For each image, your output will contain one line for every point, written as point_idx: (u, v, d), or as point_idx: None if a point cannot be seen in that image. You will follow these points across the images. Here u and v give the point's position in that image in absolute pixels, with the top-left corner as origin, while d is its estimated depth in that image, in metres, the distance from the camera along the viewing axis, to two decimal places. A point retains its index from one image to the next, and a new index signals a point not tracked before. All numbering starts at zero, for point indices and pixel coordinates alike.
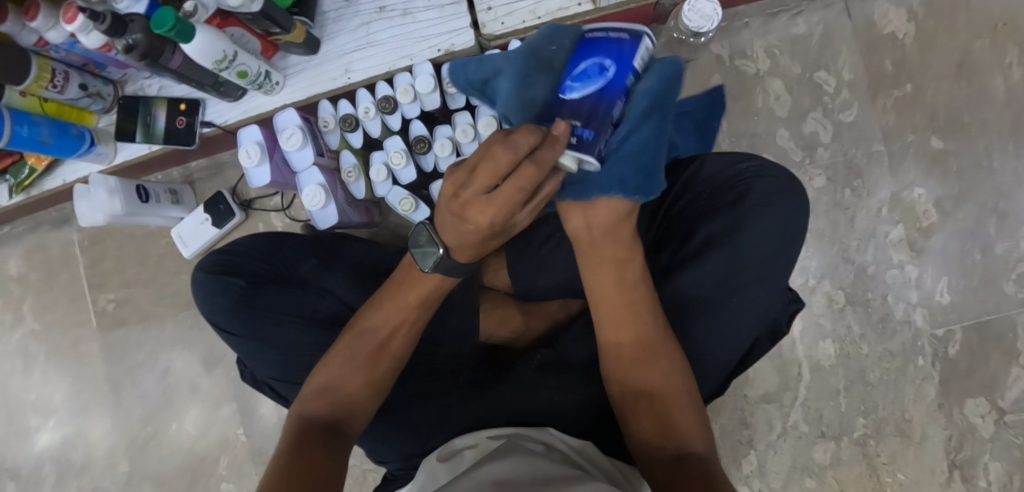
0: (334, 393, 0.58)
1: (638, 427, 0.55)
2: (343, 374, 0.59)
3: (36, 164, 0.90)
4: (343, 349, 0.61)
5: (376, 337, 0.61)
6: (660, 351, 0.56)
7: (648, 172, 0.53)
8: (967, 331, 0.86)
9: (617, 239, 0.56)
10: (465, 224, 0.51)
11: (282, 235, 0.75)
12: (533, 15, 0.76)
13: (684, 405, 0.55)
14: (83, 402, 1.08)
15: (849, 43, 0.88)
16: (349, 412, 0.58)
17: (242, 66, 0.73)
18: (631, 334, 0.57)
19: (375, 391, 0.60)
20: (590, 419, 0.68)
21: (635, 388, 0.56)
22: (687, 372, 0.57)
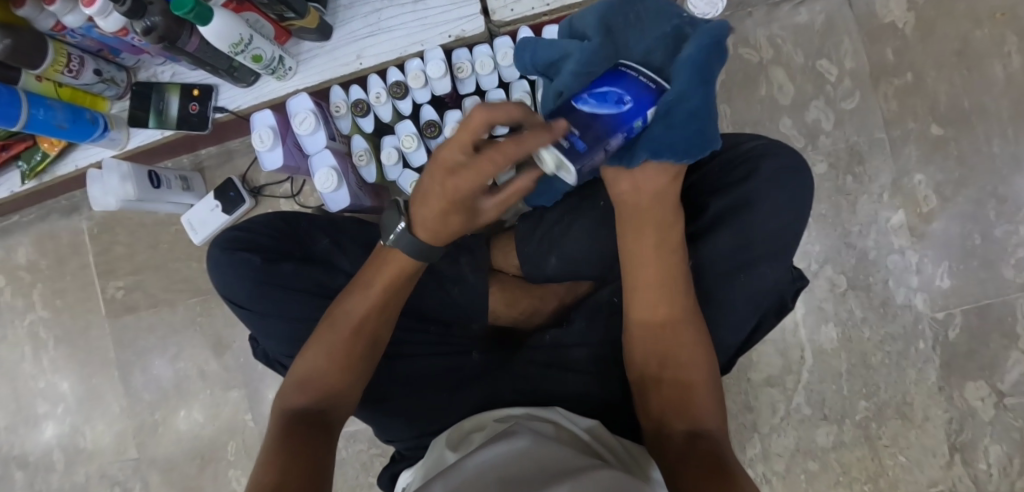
0: (312, 383, 0.56)
1: (655, 400, 0.55)
2: (319, 361, 0.57)
3: (49, 149, 0.91)
4: (320, 336, 0.59)
5: (347, 321, 0.59)
6: (687, 324, 0.57)
7: (697, 140, 0.53)
8: (967, 314, 0.88)
9: (664, 203, 0.57)
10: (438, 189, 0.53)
11: (293, 215, 0.78)
12: (542, 2, 0.77)
13: (703, 381, 0.55)
14: (93, 387, 1.11)
15: (851, 32, 0.90)
16: (331, 401, 0.56)
17: (257, 50, 0.74)
18: (661, 304, 0.57)
19: (353, 377, 0.58)
20: (601, 398, 0.69)
21: (657, 361, 0.57)
22: (709, 349, 0.57)
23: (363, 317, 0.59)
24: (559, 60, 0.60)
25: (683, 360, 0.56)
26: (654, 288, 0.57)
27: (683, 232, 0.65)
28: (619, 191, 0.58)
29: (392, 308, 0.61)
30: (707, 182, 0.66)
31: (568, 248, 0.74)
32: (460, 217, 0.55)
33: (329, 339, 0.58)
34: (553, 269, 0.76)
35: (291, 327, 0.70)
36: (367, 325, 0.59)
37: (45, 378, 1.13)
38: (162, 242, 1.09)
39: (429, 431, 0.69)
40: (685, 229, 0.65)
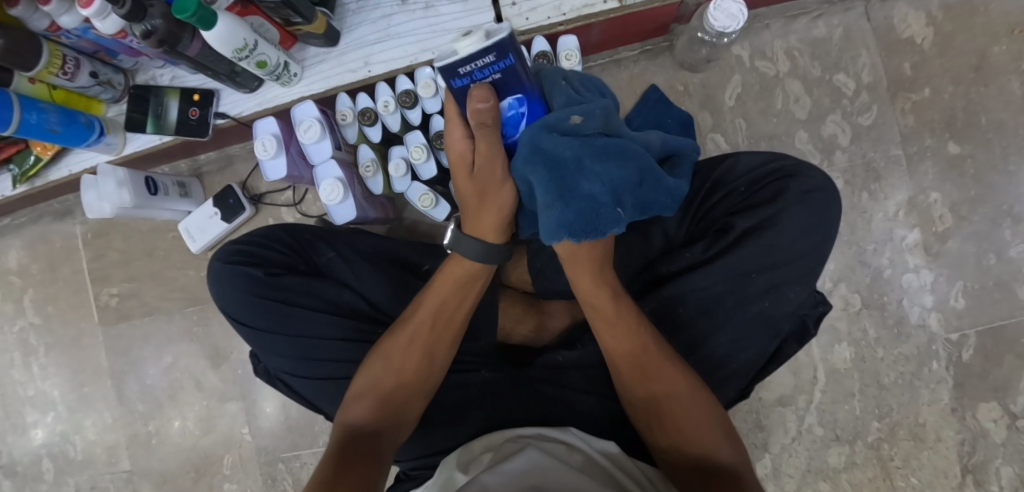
0: (371, 399, 0.57)
1: (659, 442, 0.55)
2: (379, 376, 0.58)
3: (41, 152, 0.88)
4: (380, 352, 0.60)
5: (405, 339, 0.59)
6: (662, 359, 0.56)
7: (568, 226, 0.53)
8: (981, 335, 0.86)
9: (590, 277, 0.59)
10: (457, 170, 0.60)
11: (297, 227, 0.75)
12: (558, 12, 0.75)
13: (694, 403, 0.55)
14: (84, 396, 1.08)
15: (868, 46, 0.88)
16: (387, 418, 0.57)
17: (262, 56, 0.71)
18: (625, 347, 0.57)
19: (414, 391, 0.59)
20: (613, 414, 0.67)
21: (647, 396, 0.56)
22: (693, 382, 0.56)
23: (422, 337, 0.60)
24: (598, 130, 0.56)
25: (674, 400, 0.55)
26: (620, 331, 0.57)
27: (704, 252, 0.61)
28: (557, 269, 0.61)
29: (453, 325, 0.61)
30: (729, 200, 0.64)
31: None
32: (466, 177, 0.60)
33: (391, 351, 0.59)
34: (567, 284, 0.74)
35: (294, 345, 0.67)
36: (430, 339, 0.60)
37: (36, 386, 1.10)
38: (158, 249, 1.05)
39: (434, 450, 0.68)
40: (707, 248, 0.61)
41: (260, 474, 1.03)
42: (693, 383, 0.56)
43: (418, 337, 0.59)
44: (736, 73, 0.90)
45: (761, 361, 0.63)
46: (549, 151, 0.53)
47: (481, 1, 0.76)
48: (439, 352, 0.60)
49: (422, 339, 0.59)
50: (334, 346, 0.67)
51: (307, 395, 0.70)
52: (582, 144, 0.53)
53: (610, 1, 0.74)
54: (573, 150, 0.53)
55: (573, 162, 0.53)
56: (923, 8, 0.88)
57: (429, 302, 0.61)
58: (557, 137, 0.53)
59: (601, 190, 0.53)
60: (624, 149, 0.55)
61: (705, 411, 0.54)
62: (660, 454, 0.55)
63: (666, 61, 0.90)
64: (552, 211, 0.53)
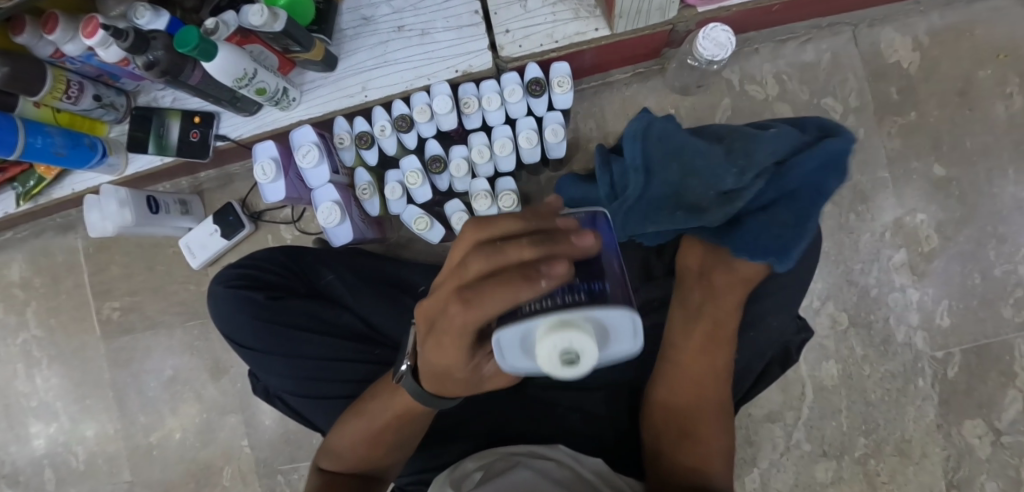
0: (343, 458, 0.60)
1: (672, 455, 0.56)
2: (349, 443, 0.60)
3: (45, 173, 0.89)
4: (357, 414, 0.60)
5: (374, 422, 0.58)
6: (720, 387, 0.58)
7: (760, 250, 0.56)
8: (966, 353, 0.88)
9: (721, 292, 0.59)
10: (443, 375, 0.43)
11: (298, 249, 0.77)
12: (551, 39, 0.77)
13: (715, 435, 0.56)
14: (87, 408, 1.10)
15: (856, 70, 0.90)
16: (359, 467, 0.60)
17: (262, 83, 0.73)
18: (698, 360, 0.58)
19: (382, 454, 0.59)
20: (613, 436, 0.68)
21: (685, 408, 0.57)
22: (729, 421, 0.58)
23: (386, 421, 0.58)
24: (815, 168, 0.56)
25: (706, 424, 0.57)
26: (700, 343, 0.58)
27: None
28: (687, 262, 0.63)
29: (417, 424, 0.58)
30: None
31: None
32: (460, 383, 0.45)
33: (360, 428, 0.59)
34: None
35: (291, 365, 0.69)
36: (394, 431, 0.58)
37: (39, 397, 1.11)
38: (159, 264, 1.07)
39: (430, 466, 0.70)
40: None
41: (260, 486, 1.05)
42: (724, 416, 0.58)
43: (382, 425, 0.58)
44: (726, 96, 0.91)
45: (747, 383, 0.65)
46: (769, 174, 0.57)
47: (476, 29, 0.79)
48: (407, 437, 0.59)
49: (387, 430, 0.58)
50: (332, 366, 0.69)
51: (306, 414, 0.72)
52: (800, 175, 0.56)
53: (601, 29, 0.76)
54: (791, 175, 0.56)
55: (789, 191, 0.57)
56: (909, 33, 0.90)
57: (393, 401, 0.57)
58: (786, 165, 0.57)
59: (792, 219, 0.57)
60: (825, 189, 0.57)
61: (723, 445, 0.56)
62: (663, 466, 0.56)
63: (657, 84, 0.91)
64: (744, 229, 0.57)
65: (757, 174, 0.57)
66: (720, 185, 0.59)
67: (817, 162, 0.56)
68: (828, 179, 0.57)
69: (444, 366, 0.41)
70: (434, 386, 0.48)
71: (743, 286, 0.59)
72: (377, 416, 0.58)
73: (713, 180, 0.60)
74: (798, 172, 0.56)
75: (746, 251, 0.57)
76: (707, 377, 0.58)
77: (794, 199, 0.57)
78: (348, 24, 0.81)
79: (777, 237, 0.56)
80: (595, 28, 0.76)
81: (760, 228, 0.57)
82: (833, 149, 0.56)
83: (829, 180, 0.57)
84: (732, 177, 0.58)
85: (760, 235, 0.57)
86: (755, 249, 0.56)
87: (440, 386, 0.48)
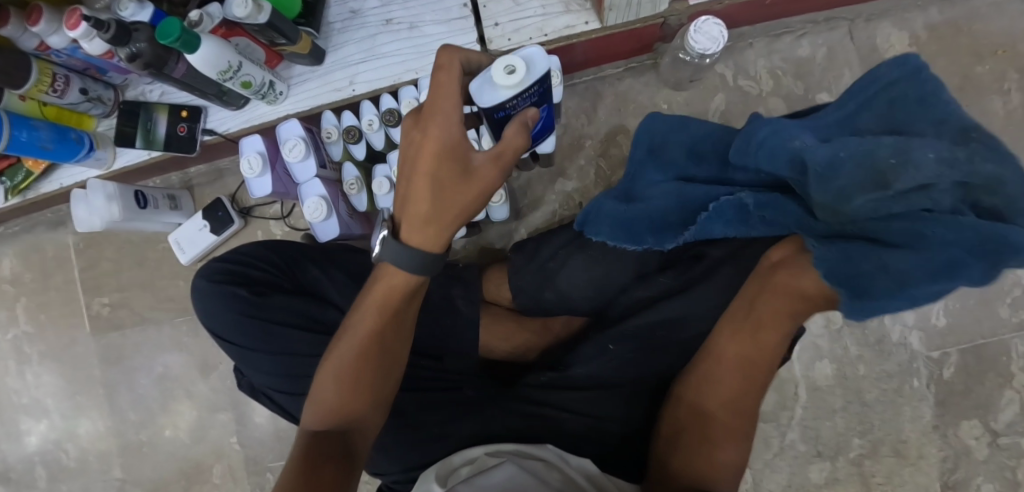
0: (324, 403, 0.56)
1: (678, 458, 0.56)
2: (330, 378, 0.56)
3: (33, 167, 0.89)
4: (334, 355, 0.57)
5: (354, 337, 0.57)
6: (749, 404, 0.56)
7: (840, 274, 0.48)
8: (962, 353, 0.87)
9: (778, 302, 0.54)
10: (438, 175, 0.50)
11: (282, 244, 0.75)
12: (540, 33, 0.76)
13: (728, 447, 0.56)
14: (77, 404, 1.09)
15: (852, 65, 0.89)
16: (346, 415, 0.56)
17: (247, 76, 0.72)
18: (729, 372, 0.56)
19: (364, 382, 0.56)
20: (614, 440, 0.66)
21: (706, 418, 0.57)
22: (747, 437, 0.56)
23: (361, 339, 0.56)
24: (959, 247, 0.46)
25: (720, 437, 0.56)
26: (735, 353, 0.56)
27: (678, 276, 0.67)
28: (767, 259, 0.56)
29: (398, 326, 0.57)
30: (710, 244, 0.67)
31: (563, 285, 0.74)
32: (453, 186, 0.50)
33: (340, 350, 0.57)
34: (545, 303, 0.77)
35: (276, 361, 0.68)
36: (374, 341, 0.56)
37: (29, 394, 1.10)
38: (149, 260, 1.07)
39: (418, 464, 0.67)
40: (679, 275, 0.67)
41: (249, 484, 1.04)
42: (742, 431, 0.56)
43: (363, 333, 0.56)
44: (720, 91, 0.90)
45: None
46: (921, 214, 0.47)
47: (465, 22, 0.78)
48: (389, 350, 0.57)
49: (368, 342, 0.56)
50: (314, 362, 0.68)
51: (291, 411, 0.71)
52: (942, 242, 0.46)
53: (591, 22, 0.75)
54: (935, 235, 0.46)
55: (913, 247, 0.47)
56: (906, 28, 0.89)
57: (367, 307, 0.57)
58: (943, 227, 0.46)
59: (895, 268, 0.48)
60: (952, 272, 0.47)
61: (732, 457, 0.56)
62: (668, 467, 0.57)
63: (650, 79, 0.90)
64: (839, 250, 0.49)
65: (930, 194, 0.47)
66: (908, 176, 0.47)
67: (971, 241, 0.45)
68: (965, 264, 0.46)
69: (436, 145, 0.49)
70: (424, 216, 0.52)
71: (802, 298, 0.53)
72: (357, 328, 0.57)
73: (904, 165, 0.48)
74: (946, 238, 0.46)
75: (823, 269, 0.49)
76: (736, 391, 0.56)
77: (918, 248, 0.47)
78: (337, 17, 0.80)
79: (865, 276, 0.48)
80: (585, 21, 0.75)
81: (859, 253, 0.48)
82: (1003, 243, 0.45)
83: (970, 268, 0.46)
84: (929, 171, 0.46)
85: (854, 266, 0.48)
86: (836, 272, 0.49)
87: (424, 233, 0.53)
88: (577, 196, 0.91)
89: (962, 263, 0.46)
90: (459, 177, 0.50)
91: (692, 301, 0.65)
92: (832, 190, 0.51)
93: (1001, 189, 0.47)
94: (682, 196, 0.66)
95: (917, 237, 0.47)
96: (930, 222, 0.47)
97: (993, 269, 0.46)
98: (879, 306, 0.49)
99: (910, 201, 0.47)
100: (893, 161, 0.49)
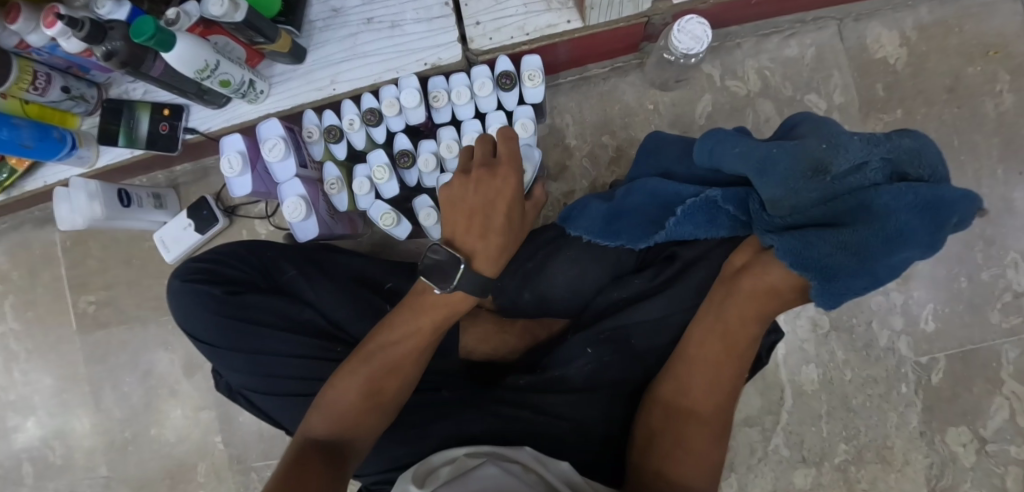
0: (336, 409, 0.58)
1: (660, 462, 0.56)
2: (350, 383, 0.59)
3: (16, 165, 0.88)
4: (357, 365, 0.60)
5: (386, 354, 0.60)
6: (721, 408, 0.56)
7: (801, 254, 0.51)
8: (951, 359, 0.86)
9: (746, 306, 0.54)
10: (512, 212, 0.61)
11: (261, 244, 0.75)
12: (522, 32, 0.75)
13: (705, 452, 0.55)
14: (63, 402, 1.09)
15: (841, 66, 0.88)
16: (346, 431, 0.57)
17: (225, 75, 0.71)
18: (702, 377, 0.56)
19: (378, 404, 0.59)
20: (596, 444, 0.65)
21: (683, 424, 0.56)
22: (722, 439, 0.56)
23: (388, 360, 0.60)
24: (904, 210, 0.49)
25: (696, 442, 0.55)
26: (707, 358, 0.56)
27: (657, 277, 0.67)
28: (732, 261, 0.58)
29: (424, 357, 0.61)
30: (690, 247, 0.67)
31: (542, 286, 0.75)
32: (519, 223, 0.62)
33: (366, 361, 0.60)
34: (524, 304, 0.76)
35: (252, 361, 0.68)
36: (401, 364, 0.60)
37: (16, 390, 1.11)
38: (135, 258, 1.07)
39: (390, 467, 0.66)
40: (656, 276, 0.67)
41: (234, 483, 1.03)
42: (717, 435, 0.56)
43: (393, 352, 0.60)
44: (707, 92, 0.89)
45: None
46: (858, 189, 0.52)
47: (447, 21, 0.77)
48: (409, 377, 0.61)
49: (396, 363, 0.60)
50: (290, 362, 0.68)
51: (267, 411, 0.71)
52: (889, 209, 0.49)
53: (573, 21, 0.74)
54: (882, 203, 0.49)
55: (865, 218, 0.50)
56: (897, 28, 0.87)
57: (406, 331, 0.60)
58: (884, 193, 0.49)
59: (853, 242, 0.50)
60: (905, 237, 0.49)
61: (709, 461, 0.55)
62: (648, 471, 0.57)
63: (637, 78, 0.89)
64: (798, 234, 0.52)
65: (863, 174, 0.52)
66: (840, 160, 0.52)
67: (911, 201, 0.49)
68: (914, 229, 0.49)
69: (513, 190, 0.61)
70: (498, 242, 0.59)
71: (770, 296, 0.54)
72: (389, 346, 0.60)
73: (835, 152, 0.53)
74: (892, 204, 0.49)
75: (788, 257, 0.52)
76: (710, 395, 0.56)
77: (868, 220, 0.50)
78: (318, 15, 0.80)
79: (826, 256, 0.51)
80: (567, 20, 0.74)
81: (813, 238, 0.51)
82: (938, 200, 0.49)
83: (921, 235, 0.49)
84: (859, 150, 0.52)
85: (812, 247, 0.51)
86: (797, 253, 0.52)
87: (492, 257, 0.59)
88: (561, 197, 0.90)
89: (910, 228, 0.49)
90: (520, 222, 0.62)
91: (668, 301, 0.64)
92: (778, 186, 0.56)
93: (922, 160, 0.52)
94: (656, 190, 0.69)
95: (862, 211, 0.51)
96: (868, 193, 0.51)
97: (939, 234, 0.50)
98: (846, 284, 0.51)
99: (847, 183, 0.52)
100: (824, 151, 0.54)
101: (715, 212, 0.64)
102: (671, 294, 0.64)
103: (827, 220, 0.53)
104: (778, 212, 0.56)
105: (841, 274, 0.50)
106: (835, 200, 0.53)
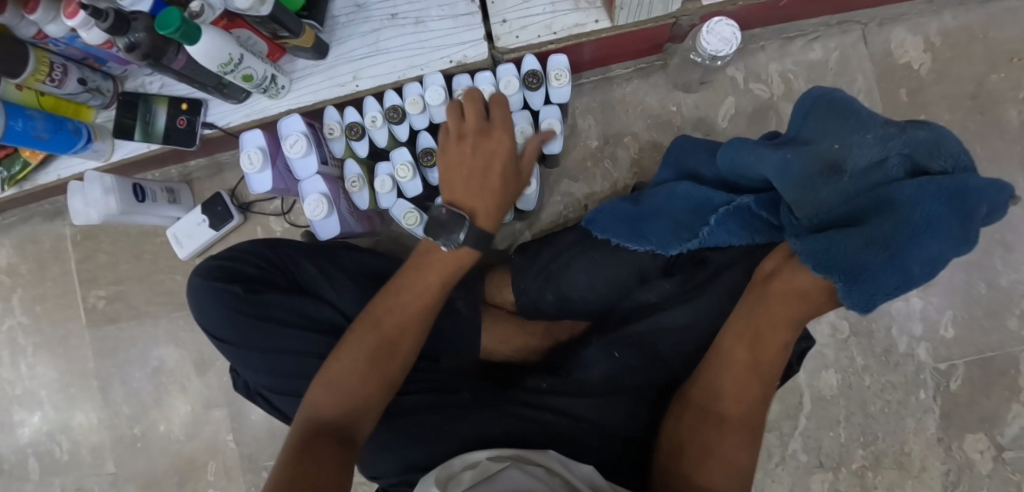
0: (338, 390, 0.56)
1: (688, 467, 0.56)
2: (351, 362, 0.57)
3: (30, 157, 0.87)
4: (354, 343, 0.58)
5: (385, 329, 0.59)
6: (752, 414, 0.55)
7: (827, 258, 0.50)
8: (969, 366, 0.86)
9: (779, 308, 0.53)
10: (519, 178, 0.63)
11: (280, 241, 0.74)
12: (549, 31, 0.74)
13: (734, 458, 0.55)
14: (70, 397, 1.08)
15: (864, 70, 0.87)
16: (352, 416, 0.56)
17: (247, 69, 0.70)
18: (733, 382, 0.55)
19: (380, 379, 0.58)
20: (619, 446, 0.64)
21: (710, 428, 0.56)
22: (753, 446, 0.56)
23: (394, 336, 0.59)
24: (925, 204, 0.48)
25: (726, 447, 0.55)
26: (738, 363, 0.55)
27: (685, 282, 0.66)
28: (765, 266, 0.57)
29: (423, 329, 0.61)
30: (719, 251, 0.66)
31: (567, 287, 0.73)
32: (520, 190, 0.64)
33: (364, 338, 0.58)
34: (546, 305, 0.76)
35: (272, 359, 0.67)
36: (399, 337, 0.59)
37: (22, 385, 1.09)
38: (146, 253, 1.06)
39: (415, 467, 0.64)
40: (685, 282, 0.66)
41: (244, 481, 1.02)
42: (748, 440, 0.55)
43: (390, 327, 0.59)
44: (730, 94, 0.88)
45: None
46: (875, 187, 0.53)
47: (472, 18, 0.76)
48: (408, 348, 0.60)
49: (395, 337, 0.59)
50: (310, 361, 0.67)
51: (285, 411, 0.70)
52: (908, 204, 0.49)
53: (601, 21, 0.74)
54: (903, 199, 0.49)
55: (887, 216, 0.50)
56: (920, 33, 0.87)
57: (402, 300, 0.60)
58: (902, 189, 0.49)
59: (878, 242, 0.49)
60: (931, 230, 0.48)
61: (739, 468, 0.55)
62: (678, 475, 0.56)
63: (659, 80, 0.89)
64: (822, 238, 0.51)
65: (884, 170, 0.52)
66: (856, 159, 0.54)
67: (932, 195, 0.48)
68: (940, 221, 0.47)
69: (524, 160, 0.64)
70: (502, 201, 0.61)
71: (803, 297, 0.52)
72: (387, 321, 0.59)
73: (850, 151, 0.55)
74: (912, 199, 0.49)
75: (811, 260, 0.50)
76: (742, 400, 0.55)
77: (890, 217, 0.50)
78: (341, 10, 0.79)
79: (852, 255, 0.49)
80: (595, 20, 0.74)
81: (837, 240, 0.50)
82: (959, 190, 0.48)
83: (949, 227, 0.47)
84: (871, 148, 0.53)
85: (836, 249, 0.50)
86: (821, 255, 0.50)
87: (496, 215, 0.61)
88: (582, 198, 0.89)
89: (936, 221, 0.48)
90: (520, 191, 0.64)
91: (697, 308, 0.63)
92: (793, 189, 0.57)
93: (941, 151, 0.51)
94: (684, 196, 0.70)
95: (885, 208, 0.51)
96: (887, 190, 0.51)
97: (971, 225, 0.47)
98: (879, 283, 0.49)
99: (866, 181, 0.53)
100: (838, 151, 0.56)
101: (749, 219, 0.64)
102: (700, 297, 0.63)
103: (852, 222, 0.53)
104: (804, 215, 0.56)
105: (871, 274, 0.49)
106: (856, 200, 0.53)
